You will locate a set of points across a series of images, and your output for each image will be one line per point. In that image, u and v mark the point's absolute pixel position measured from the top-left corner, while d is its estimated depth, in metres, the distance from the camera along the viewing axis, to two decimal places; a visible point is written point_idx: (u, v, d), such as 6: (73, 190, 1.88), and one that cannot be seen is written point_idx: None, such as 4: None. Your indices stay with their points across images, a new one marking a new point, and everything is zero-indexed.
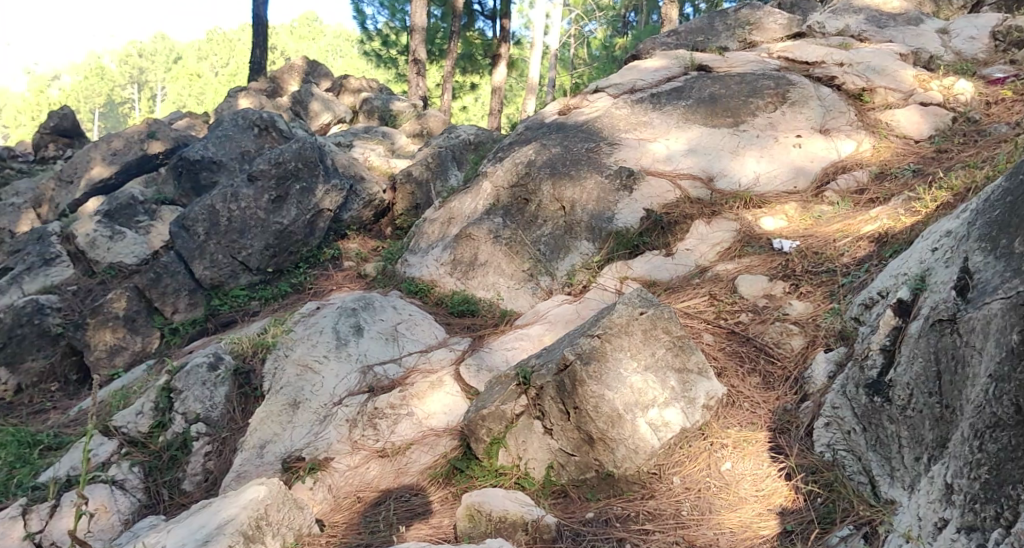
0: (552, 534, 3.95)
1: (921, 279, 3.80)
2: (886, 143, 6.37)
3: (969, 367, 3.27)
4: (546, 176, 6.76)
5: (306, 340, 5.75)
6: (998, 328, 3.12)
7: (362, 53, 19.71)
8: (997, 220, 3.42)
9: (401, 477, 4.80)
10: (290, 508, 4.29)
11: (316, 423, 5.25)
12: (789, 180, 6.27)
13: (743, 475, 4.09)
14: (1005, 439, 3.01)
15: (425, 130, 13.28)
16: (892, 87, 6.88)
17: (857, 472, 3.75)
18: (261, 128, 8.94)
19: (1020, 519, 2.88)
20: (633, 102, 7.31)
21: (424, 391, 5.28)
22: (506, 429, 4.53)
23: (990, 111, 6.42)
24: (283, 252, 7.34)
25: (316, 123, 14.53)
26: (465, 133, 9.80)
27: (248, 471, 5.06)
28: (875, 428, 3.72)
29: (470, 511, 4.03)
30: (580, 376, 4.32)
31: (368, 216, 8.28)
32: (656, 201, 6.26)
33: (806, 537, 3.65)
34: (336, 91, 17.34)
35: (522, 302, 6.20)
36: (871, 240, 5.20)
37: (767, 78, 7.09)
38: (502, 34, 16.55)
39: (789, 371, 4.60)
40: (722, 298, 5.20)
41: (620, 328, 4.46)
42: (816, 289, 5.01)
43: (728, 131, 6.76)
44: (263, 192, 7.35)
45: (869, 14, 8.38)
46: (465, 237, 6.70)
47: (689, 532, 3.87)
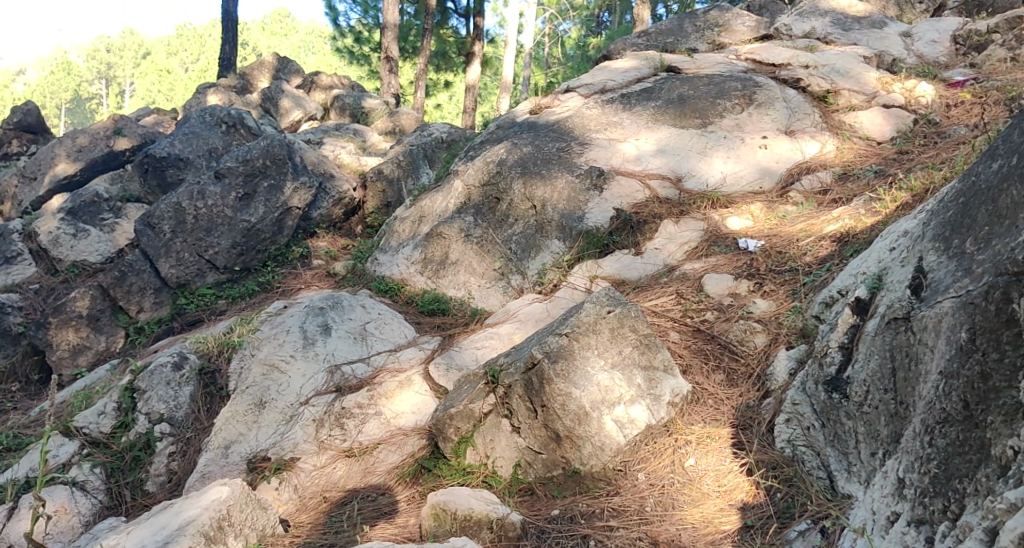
0: (516, 533, 3.97)
1: (878, 278, 3.87)
2: (849, 144, 6.46)
3: (922, 364, 3.32)
4: (517, 175, 6.78)
5: (272, 339, 5.72)
6: (949, 327, 3.18)
7: (335, 50, 19.66)
8: (950, 221, 3.50)
9: (368, 477, 4.78)
10: (253, 508, 4.26)
11: (281, 423, 5.22)
12: (755, 180, 6.33)
13: (706, 470, 4.14)
14: (953, 435, 3.05)
15: (397, 128, 13.34)
16: (856, 90, 7.00)
17: (815, 467, 3.81)
18: (228, 126, 8.85)
19: (965, 511, 2.92)
20: (603, 102, 7.37)
21: (392, 391, 5.27)
22: (473, 429, 4.55)
23: (950, 113, 6.53)
24: (250, 250, 7.29)
25: (287, 121, 14.44)
26: (438, 131, 9.82)
27: (213, 471, 5.04)
28: (832, 424, 3.78)
29: (435, 510, 4.05)
30: (547, 375, 4.35)
31: (338, 214, 8.25)
32: (625, 201, 6.32)
33: (765, 532, 3.69)
34: (308, 88, 17.22)
35: (492, 301, 6.21)
36: (833, 240, 5.27)
37: (734, 80, 7.18)
38: (475, 32, 16.56)
39: (752, 368, 4.66)
40: (689, 297, 5.24)
41: (588, 327, 4.49)
42: (779, 288, 5.08)
43: (697, 132, 6.82)
44: (230, 190, 7.29)
45: (835, 17, 8.48)
46: (435, 236, 6.70)
47: (652, 528, 3.89)
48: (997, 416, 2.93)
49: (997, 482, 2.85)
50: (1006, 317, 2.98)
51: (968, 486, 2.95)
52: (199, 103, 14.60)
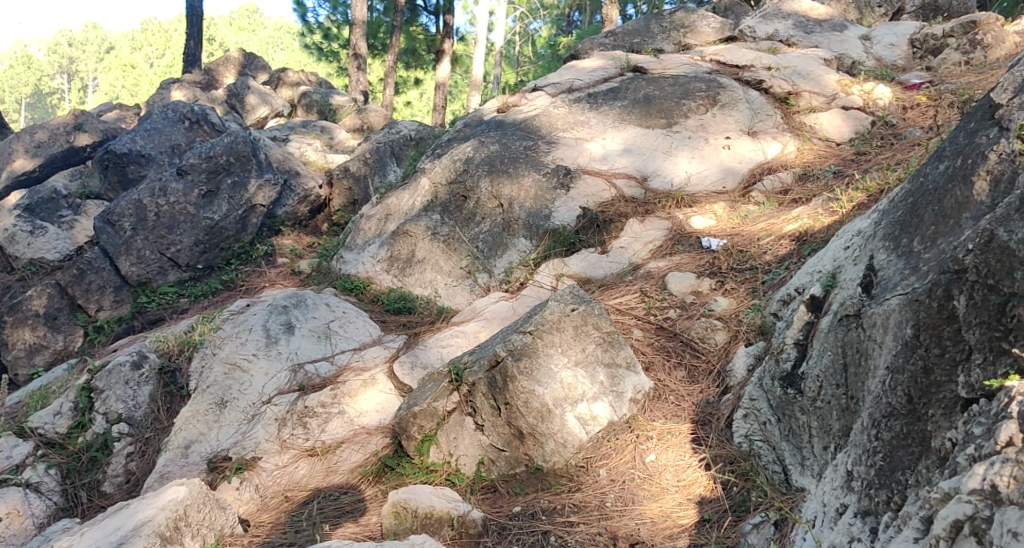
0: (478, 530, 3.97)
1: (832, 276, 3.95)
2: (809, 145, 6.56)
3: (871, 359, 3.37)
4: (484, 173, 6.79)
5: (233, 338, 5.66)
6: (896, 323, 3.21)
7: (303, 46, 19.53)
8: (900, 221, 3.60)
9: (330, 476, 4.77)
10: (211, 508, 4.22)
11: (242, 423, 5.19)
12: (718, 180, 6.40)
13: (665, 466, 4.18)
14: (898, 428, 3.07)
15: (365, 125, 13.34)
16: (816, 92, 7.11)
17: (771, 462, 3.86)
18: (192, 122, 8.73)
19: (907, 502, 2.94)
20: (570, 102, 7.41)
21: (356, 390, 5.25)
22: (437, 427, 4.55)
23: (906, 115, 6.65)
24: (213, 248, 7.22)
25: (253, 117, 14.31)
26: (407, 129, 9.88)
27: (172, 471, 4.99)
28: (788, 419, 3.84)
29: (396, 508, 4.05)
30: (511, 372, 4.38)
31: (304, 211, 8.20)
32: (592, 199, 6.36)
33: (720, 525, 3.74)
34: (274, 85, 17.08)
35: (459, 300, 6.22)
36: (793, 239, 5.35)
37: (698, 81, 7.26)
38: (445, 30, 16.51)
39: (712, 365, 4.72)
40: (652, 295, 5.31)
41: (552, 325, 4.53)
42: (739, 286, 5.15)
43: (662, 132, 6.88)
44: (193, 187, 7.24)
45: (797, 20, 8.58)
46: (401, 234, 6.68)
47: (612, 523, 3.92)
48: (938, 410, 2.96)
49: (935, 473, 2.88)
50: (947, 313, 3.00)
51: (910, 478, 2.99)
52: (163, 99, 14.41)
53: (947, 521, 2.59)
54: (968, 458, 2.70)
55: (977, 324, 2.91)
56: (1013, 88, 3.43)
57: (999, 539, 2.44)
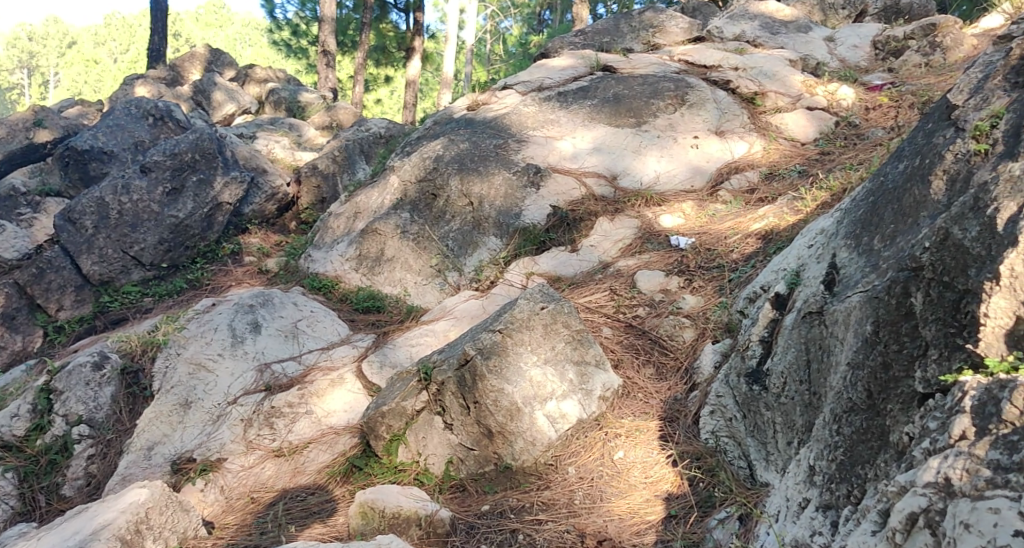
0: (445, 529, 3.96)
1: (796, 274, 3.99)
2: (775, 145, 6.63)
3: (833, 355, 3.38)
4: (453, 171, 6.77)
5: (199, 338, 5.60)
6: (857, 319, 3.19)
7: (271, 42, 19.34)
8: (862, 220, 3.65)
9: (297, 477, 4.72)
10: (174, 511, 4.16)
11: (207, 424, 5.12)
12: (686, 179, 6.44)
13: (634, 463, 4.19)
14: (858, 423, 3.03)
15: (334, 122, 13.26)
16: (782, 92, 7.18)
17: (737, 457, 3.89)
18: (156, 118, 8.67)
19: (866, 496, 2.89)
20: (540, 100, 7.42)
21: (324, 390, 5.21)
22: (405, 426, 4.54)
23: (869, 116, 6.74)
24: (178, 247, 7.12)
25: (220, 114, 14.15)
26: (376, 127, 9.84)
27: (134, 473, 4.91)
28: (753, 415, 3.86)
29: (363, 508, 4.02)
30: (480, 371, 4.39)
31: (271, 209, 8.12)
32: (562, 198, 6.36)
33: (687, 521, 3.76)
34: (241, 82, 16.91)
35: (428, 298, 6.20)
36: (759, 237, 5.40)
37: (667, 80, 7.30)
38: (415, 27, 16.45)
39: (680, 362, 4.75)
40: (621, 293, 5.33)
41: (521, 324, 4.53)
42: (707, 284, 5.19)
43: (631, 131, 6.90)
44: (157, 184, 7.13)
45: (763, 21, 8.65)
46: (370, 232, 6.66)
47: (580, 520, 3.92)
48: (896, 405, 2.93)
49: (893, 466, 2.83)
50: (905, 310, 2.99)
51: (869, 472, 2.93)
52: (127, 95, 14.22)
53: (902, 513, 2.47)
54: (925, 452, 2.63)
55: (933, 320, 2.88)
56: (969, 90, 3.52)
57: (951, 531, 2.32)
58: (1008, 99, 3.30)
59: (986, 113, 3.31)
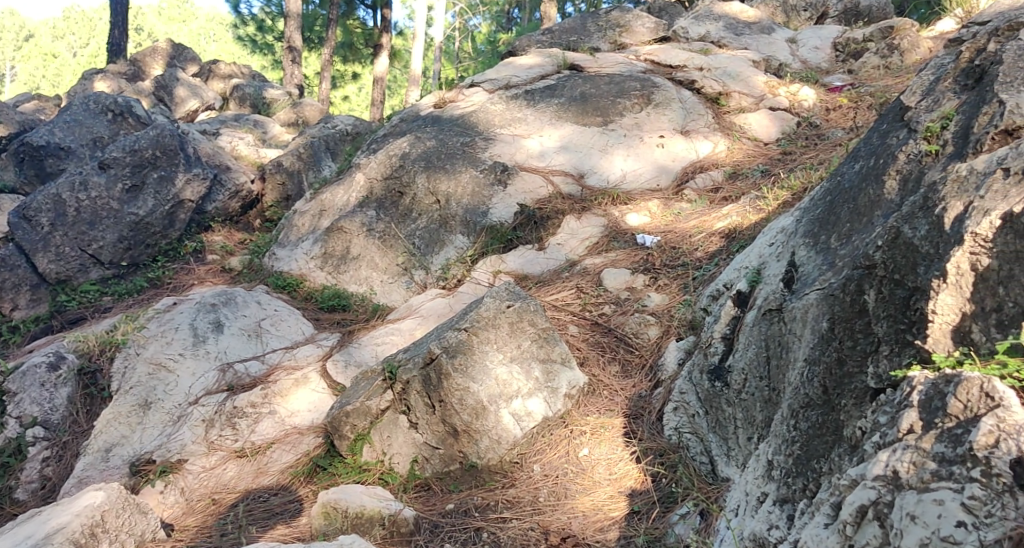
0: (409, 528, 3.95)
1: (757, 272, 4.04)
2: (738, 144, 6.69)
3: (791, 352, 3.40)
4: (420, 169, 6.73)
5: (159, 337, 5.53)
6: (814, 316, 3.22)
7: (236, 38, 19.12)
8: (820, 219, 3.70)
9: (260, 477, 4.67)
10: (131, 513, 4.08)
11: (168, 424, 5.05)
12: (652, 178, 6.47)
13: (598, 460, 4.20)
14: (814, 418, 3.03)
15: (300, 119, 13.16)
16: (745, 92, 7.25)
17: (699, 453, 3.92)
18: (115, 114, 8.39)
19: (821, 489, 2.87)
20: (507, 99, 7.41)
21: (287, 389, 5.16)
22: (370, 425, 4.51)
23: (829, 116, 6.83)
24: (138, 245, 7.03)
25: (183, 110, 13.95)
26: (342, 124, 9.79)
27: (91, 476, 4.83)
28: (714, 411, 3.90)
29: (326, 508, 3.99)
30: (445, 369, 4.37)
31: (235, 207, 8.02)
32: (528, 196, 6.35)
33: (649, 517, 3.77)
34: (205, 77, 16.68)
35: (394, 297, 6.17)
36: (722, 236, 5.45)
37: (633, 80, 7.35)
38: (383, 24, 16.35)
39: (645, 359, 4.78)
40: (588, 291, 5.35)
41: (487, 322, 4.53)
42: (672, 282, 5.22)
43: (597, 130, 6.92)
44: (116, 181, 7.06)
45: (728, 22, 8.72)
46: (336, 231, 6.63)
47: (544, 518, 3.92)
48: (850, 400, 2.93)
49: (846, 460, 2.81)
50: (859, 307, 3.03)
51: (824, 466, 2.91)
52: (86, 90, 13.98)
53: (853, 506, 2.40)
54: (875, 445, 2.51)
55: (884, 317, 2.92)
56: (922, 91, 3.59)
57: (898, 523, 2.26)
58: (958, 101, 3.39)
59: (938, 114, 3.39)
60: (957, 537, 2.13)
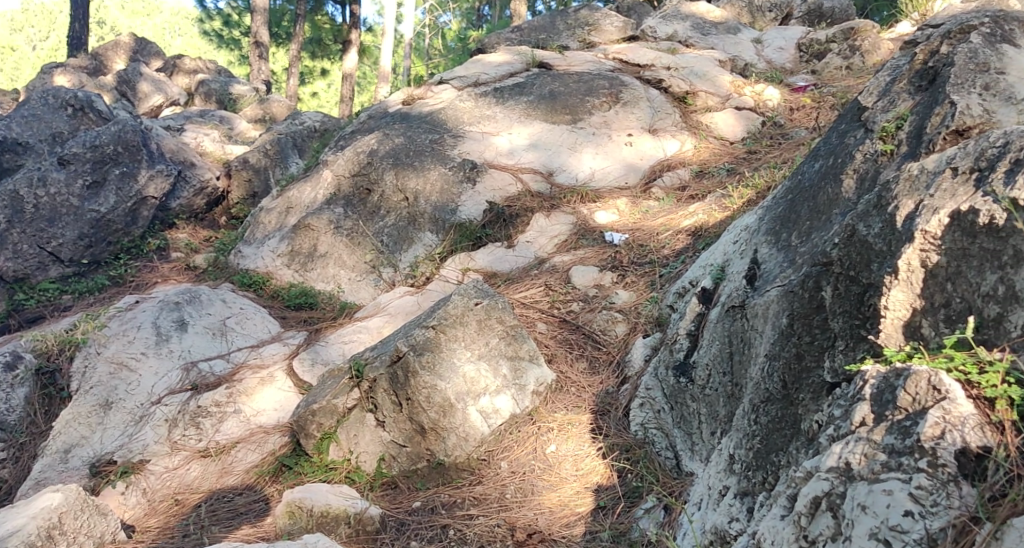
0: (374, 527, 3.93)
1: (721, 269, 4.08)
2: (705, 143, 6.74)
3: (753, 347, 3.44)
4: (388, 166, 6.70)
5: (121, 336, 5.47)
6: (775, 312, 3.26)
7: (202, 33, 18.88)
8: (782, 217, 3.75)
9: (224, 477, 4.62)
10: (90, 516, 4.01)
11: (129, 424, 4.98)
12: (621, 176, 6.50)
13: (565, 456, 4.22)
14: (774, 412, 3.06)
15: (267, 116, 13.05)
16: (711, 92, 7.31)
17: (664, 448, 3.95)
18: (76, 109, 8.32)
19: (780, 482, 2.90)
20: (476, 96, 7.39)
21: (252, 388, 5.11)
22: (337, 424, 4.48)
23: (793, 116, 6.92)
24: (99, 242, 6.92)
25: (146, 105, 13.75)
26: (310, 121, 9.72)
27: (49, 477, 4.74)
28: (679, 406, 3.93)
29: (290, 507, 3.93)
30: (412, 367, 4.36)
31: (200, 204, 7.93)
32: (497, 194, 6.34)
33: (615, 512, 3.78)
34: (169, 72, 16.43)
35: (363, 295, 6.14)
36: (689, 234, 5.49)
37: (602, 78, 7.38)
38: (351, 20, 16.24)
39: (613, 356, 4.80)
40: (556, 288, 5.38)
41: (454, 319, 4.53)
42: (639, 279, 5.26)
43: (566, 128, 6.94)
44: (76, 177, 6.95)
45: (694, 22, 8.78)
46: (302, 228, 6.58)
47: (511, 514, 3.92)
48: (807, 394, 2.96)
49: (803, 453, 2.84)
50: (817, 303, 3.07)
51: (782, 459, 2.94)
52: (46, 84, 13.72)
53: (806, 497, 2.42)
54: (829, 437, 2.54)
55: (840, 313, 2.96)
56: (877, 92, 3.65)
57: (849, 513, 2.28)
58: (912, 101, 3.45)
59: (893, 115, 3.45)
60: (904, 526, 2.16)
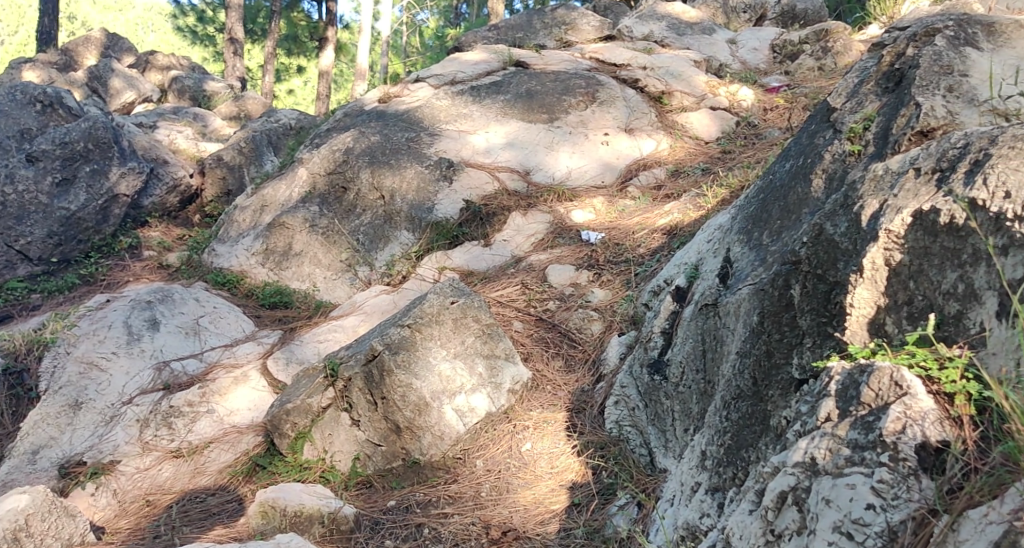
0: (349, 526, 3.92)
1: (695, 268, 4.10)
2: (681, 143, 6.78)
3: (725, 345, 3.46)
4: (364, 164, 6.67)
5: (91, 335, 5.41)
6: (746, 310, 3.29)
7: (175, 29, 18.68)
8: (754, 216, 3.79)
9: (197, 477, 4.58)
10: (58, 517, 3.95)
11: (100, 425, 4.93)
12: (597, 175, 6.52)
13: (541, 454, 4.23)
14: (744, 409, 3.09)
15: (242, 113, 12.94)
16: (687, 92, 7.36)
17: (638, 445, 3.96)
18: (44, 105, 8.13)
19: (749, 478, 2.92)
20: (453, 94, 7.37)
21: (226, 388, 5.06)
22: (311, 423, 4.45)
23: (767, 117, 6.98)
24: (69, 240, 6.84)
25: (118, 102, 13.57)
26: (285, 118, 9.68)
27: (17, 479, 4.67)
28: (654, 403, 3.94)
29: (263, 508, 3.90)
30: (388, 366, 4.34)
31: (173, 202, 7.86)
32: (474, 192, 6.34)
33: (589, 509, 3.79)
34: (142, 68, 16.23)
35: (338, 293, 6.11)
36: (664, 232, 5.52)
37: (579, 78, 7.39)
38: (328, 18, 16.15)
39: (588, 354, 4.82)
40: (533, 287, 5.39)
41: (430, 318, 4.52)
42: (615, 278, 5.28)
43: (543, 127, 6.95)
44: (45, 174, 6.85)
45: (670, 22, 8.82)
46: (277, 226, 6.53)
47: (486, 512, 3.91)
48: (776, 391, 3.00)
49: (770, 449, 2.87)
50: (786, 302, 3.09)
51: (752, 454, 2.96)
52: (15, 80, 13.52)
53: (773, 492, 2.46)
54: (796, 433, 2.56)
55: (808, 311, 2.99)
56: (846, 93, 3.69)
57: (814, 507, 2.32)
58: (879, 103, 3.49)
59: (860, 116, 3.49)
60: (866, 519, 2.19)
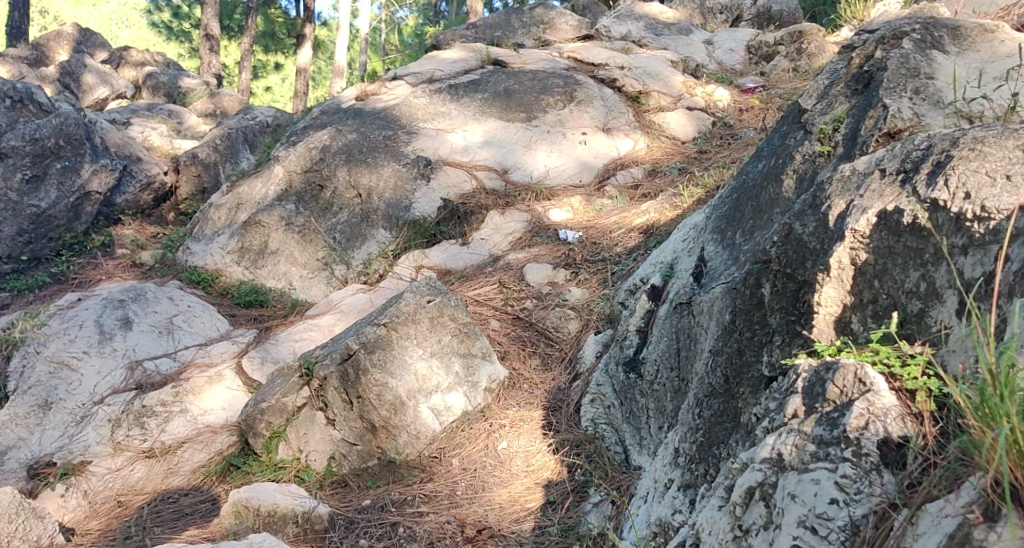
0: (323, 525, 3.90)
1: (670, 267, 4.12)
2: (658, 143, 6.81)
3: (698, 343, 3.48)
4: (341, 162, 6.64)
5: (62, 334, 5.36)
6: (719, 308, 3.32)
7: (150, 24, 18.49)
8: (727, 216, 3.81)
9: (170, 477, 4.54)
10: (26, 518, 3.89)
11: (70, 425, 4.88)
12: (575, 174, 6.54)
13: (517, 452, 4.24)
14: (716, 406, 3.11)
15: (218, 110, 12.84)
16: (664, 92, 7.39)
17: (614, 443, 4.00)
18: (13, 100, 7.97)
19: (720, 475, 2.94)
20: (431, 92, 7.35)
21: (200, 387, 5.01)
22: (286, 422, 4.43)
23: (742, 117, 7.03)
24: (40, 238, 6.75)
25: (91, 98, 13.41)
26: (262, 116, 9.63)
27: None
28: (629, 401, 3.97)
29: (237, 507, 3.88)
30: (364, 365, 4.32)
31: (147, 199, 7.78)
32: (452, 191, 6.33)
33: (564, 506, 3.81)
34: (116, 64, 16.05)
35: (314, 292, 6.09)
36: (641, 231, 5.55)
37: (556, 77, 7.40)
38: (305, 15, 16.05)
39: (565, 352, 4.83)
40: (510, 286, 5.39)
41: (407, 317, 4.50)
42: (592, 277, 5.29)
43: (521, 125, 6.96)
44: (15, 171, 6.72)
45: (648, 22, 8.86)
46: (253, 224, 6.43)
47: (461, 510, 3.90)
48: (746, 388, 3.01)
49: (740, 446, 2.89)
50: (756, 300, 3.09)
51: (723, 451, 2.99)
52: None
53: (741, 488, 2.47)
54: (765, 429, 2.59)
55: (778, 309, 2.99)
56: (817, 94, 3.72)
57: (780, 502, 2.34)
58: (848, 104, 3.53)
59: (830, 117, 3.52)
60: (830, 513, 2.22)
